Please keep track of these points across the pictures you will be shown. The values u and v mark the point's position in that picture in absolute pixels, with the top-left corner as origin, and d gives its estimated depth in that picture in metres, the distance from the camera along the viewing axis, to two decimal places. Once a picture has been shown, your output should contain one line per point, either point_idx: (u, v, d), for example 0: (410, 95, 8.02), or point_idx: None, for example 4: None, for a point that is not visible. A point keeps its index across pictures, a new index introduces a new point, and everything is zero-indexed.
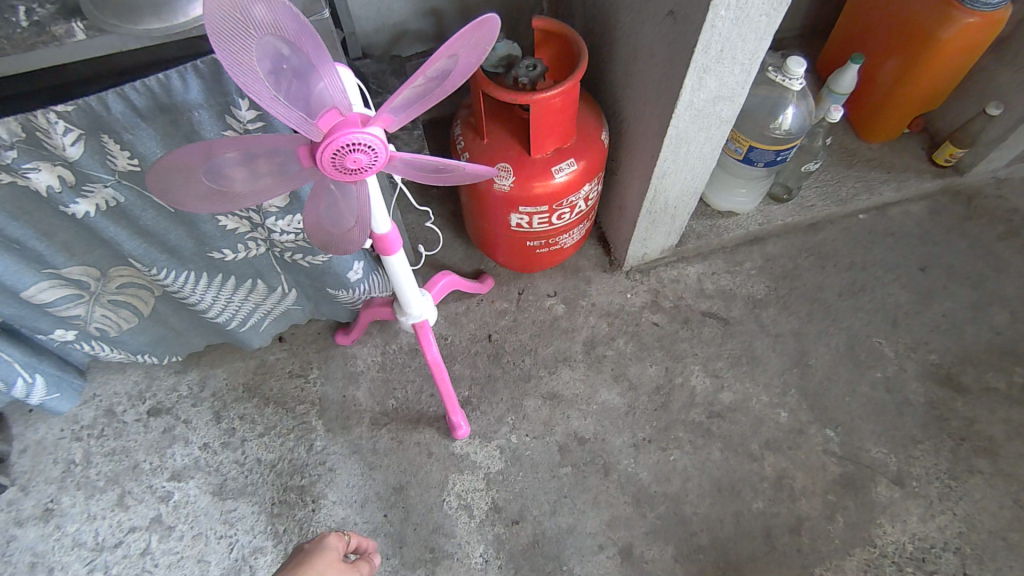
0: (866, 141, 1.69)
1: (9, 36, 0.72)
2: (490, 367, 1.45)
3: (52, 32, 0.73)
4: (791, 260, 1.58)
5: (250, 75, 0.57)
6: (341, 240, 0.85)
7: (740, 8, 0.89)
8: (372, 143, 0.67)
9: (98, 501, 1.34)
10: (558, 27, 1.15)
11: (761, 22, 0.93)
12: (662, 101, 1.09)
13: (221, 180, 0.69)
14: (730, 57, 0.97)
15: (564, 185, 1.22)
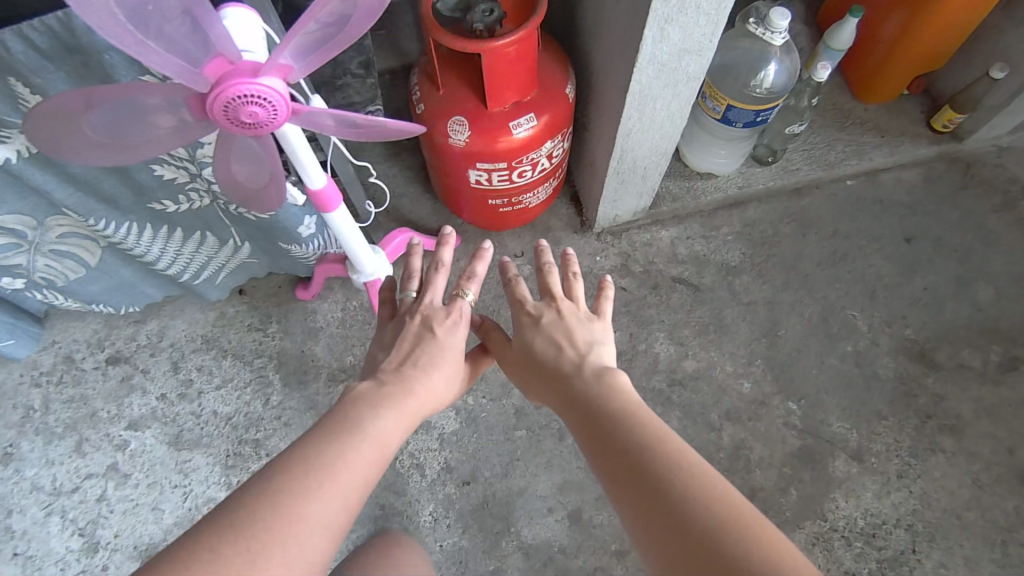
0: (862, 102, 1.59)
1: None
2: None
3: None
4: (770, 226, 1.52)
5: (107, 14, 0.51)
6: (263, 198, 0.82)
7: None
8: (268, 95, 0.62)
9: (57, 447, 1.35)
10: None
11: None
12: (625, 54, 1.01)
13: (111, 131, 0.64)
14: (693, 6, 0.89)
15: (523, 142, 1.15)
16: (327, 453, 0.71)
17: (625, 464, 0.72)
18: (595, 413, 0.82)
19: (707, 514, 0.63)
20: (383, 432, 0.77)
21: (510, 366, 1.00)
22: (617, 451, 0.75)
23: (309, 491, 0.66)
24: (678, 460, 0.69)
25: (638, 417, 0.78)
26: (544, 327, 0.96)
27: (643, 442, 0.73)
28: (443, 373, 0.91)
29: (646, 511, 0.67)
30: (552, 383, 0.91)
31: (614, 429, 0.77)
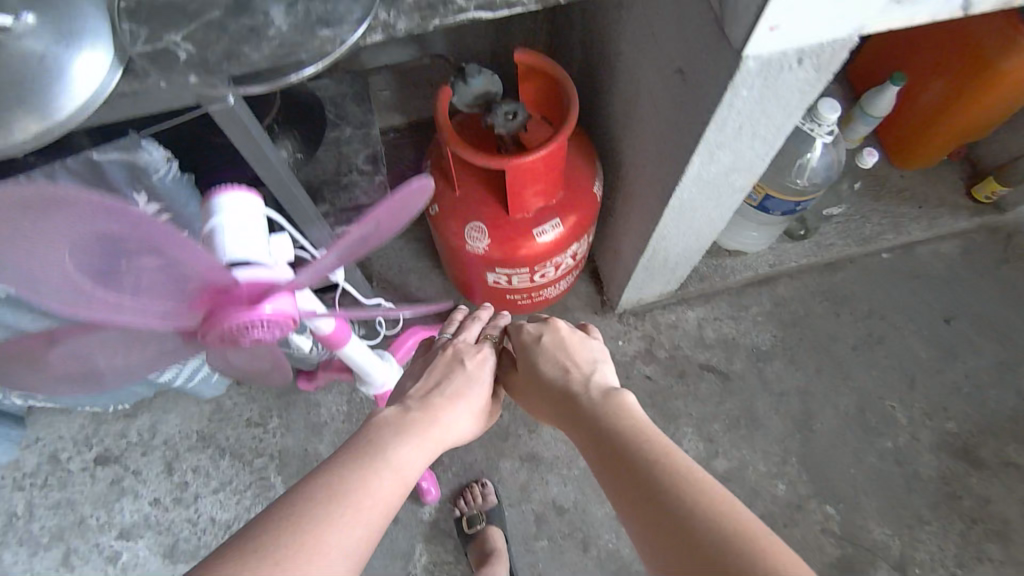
0: (898, 167, 1.49)
1: None
2: None
3: None
4: (802, 304, 1.42)
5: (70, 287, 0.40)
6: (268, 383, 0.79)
7: (768, 87, 0.67)
8: (274, 322, 0.52)
9: (42, 560, 1.26)
10: (546, 64, 0.94)
11: (792, 98, 0.70)
12: (666, 171, 0.89)
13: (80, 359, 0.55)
14: (750, 132, 0.76)
15: (549, 248, 1.04)
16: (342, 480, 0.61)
17: (635, 486, 0.65)
18: (602, 435, 0.75)
19: (728, 534, 0.55)
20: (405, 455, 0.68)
21: (523, 396, 0.94)
22: (627, 468, 0.68)
23: (324, 516, 0.56)
24: (693, 481, 0.62)
25: (647, 435, 0.71)
26: (545, 349, 0.90)
27: (654, 461, 0.66)
28: (468, 399, 0.84)
29: (661, 516, 0.60)
30: (560, 408, 0.84)
31: (623, 453, 0.70)
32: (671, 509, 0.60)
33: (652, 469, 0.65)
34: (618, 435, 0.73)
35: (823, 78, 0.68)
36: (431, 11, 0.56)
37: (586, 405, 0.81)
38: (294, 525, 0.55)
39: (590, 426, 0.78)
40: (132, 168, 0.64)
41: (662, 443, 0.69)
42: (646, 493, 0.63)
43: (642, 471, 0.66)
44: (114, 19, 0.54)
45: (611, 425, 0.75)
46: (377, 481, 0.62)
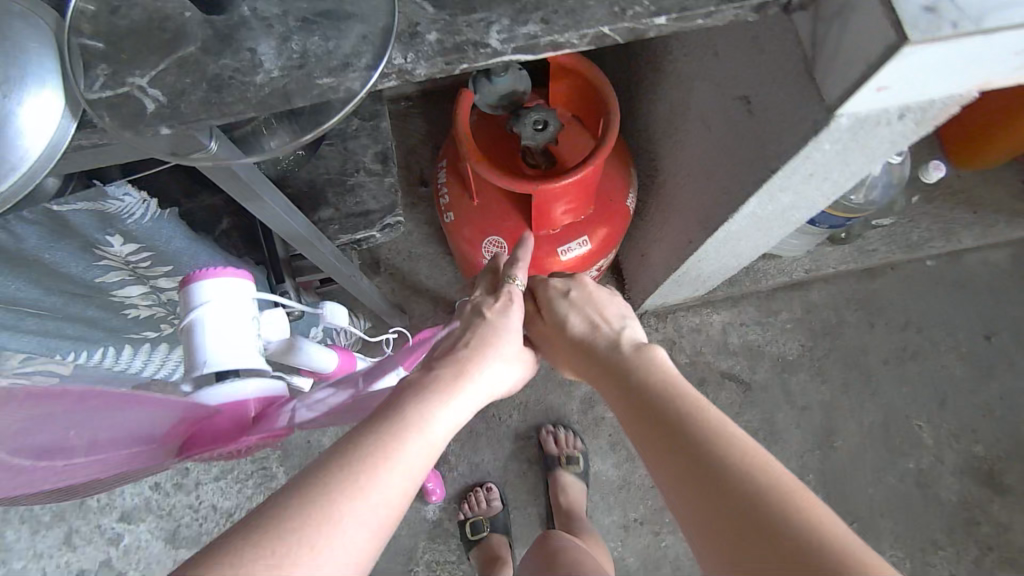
0: (956, 168, 1.36)
1: None
2: (472, 422, 1.28)
3: None
4: (834, 312, 1.33)
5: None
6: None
7: (856, 138, 0.56)
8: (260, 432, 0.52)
9: (44, 538, 1.25)
10: (584, 65, 0.82)
11: (881, 147, 0.59)
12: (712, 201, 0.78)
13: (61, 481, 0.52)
14: (823, 177, 0.65)
15: (575, 265, 0.96)
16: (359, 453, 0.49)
17: (681, 463, 0.53)
18: (637, 398, 0.62)
19: (802, 532, 0.43)
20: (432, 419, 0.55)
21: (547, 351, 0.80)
22: (665, 440, 0.55)
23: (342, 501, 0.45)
24: (747, 456, 0.50)
25: (691, 399, 0.58)
26: (568, 301, 0.77)
27: (700, 434, 0.53)
28: (506, 343, 0.69)
29: (713, 506, 0.48)
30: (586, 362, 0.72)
31: (662, 420, 0.57)
32: (721, 496, 0.48)
33: (699, 445, 0.52)
34: (654, 399, 0.60)
35: (923, 128, 0.57)
36: (460, 53, 0.45)
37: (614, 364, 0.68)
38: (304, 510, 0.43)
39: (620, 385, 0.65)
40: (104, 215, 0.54)
41: (713, 412, 0.56)
42: (692, 474, 0.51)
43: (686, 442, 0.53)
44: (69, 53, 0.43)
45: (646, 386, 0.62)
46: (397, 454, 0.50)
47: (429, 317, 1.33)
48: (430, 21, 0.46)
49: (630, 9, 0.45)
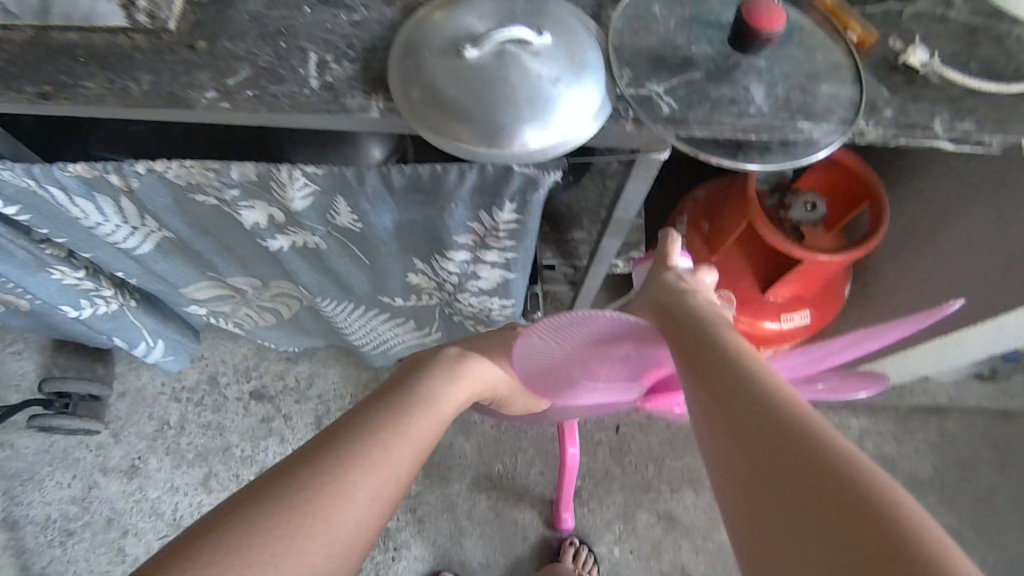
0: None
1: (291, 96, 0.55)
2: (609, 463, 1.30)
3: (344, 104, 0.55)
4: (971, 447, 1.31)
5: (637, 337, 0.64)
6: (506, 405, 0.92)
7: None
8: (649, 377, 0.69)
9: (183, 475, 1.28)
10: (861, 166, 0.92)
11: None
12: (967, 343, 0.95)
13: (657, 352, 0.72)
14: None
15: (794, 332, 1.01)
16: (383, 408, 0.63)
17: (745, 435, 0.48)
18: (722, 418, 0.51)
19: (823, 450, 0.43)
20: (422, 421, 0.63)
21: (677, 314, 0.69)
22: (703, 385, 0.55)
23: (376, 443, 0.58)
24: (812, 435, 0.45)
25: (791, 422, 0.46)
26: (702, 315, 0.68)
27: (765, 401, 0.49)
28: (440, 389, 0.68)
29: (735, 446, 0.48)
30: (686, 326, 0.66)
31: (706, 359, 0.58)
32: (771, 464, 0.44)
33: (775, 426, 0.46)
34: (733, 404, 0.51)
35: None
36: (909, 131, 0.56)
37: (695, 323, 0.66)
38: (300, 495, 0.51)
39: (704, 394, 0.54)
40: (531, 182, 0.64)
41: (809, 418, 0.46)
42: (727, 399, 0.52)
43: (748, 415, 0.49)
44: (607, 54, 0.56)
45: (706, 346, 0.60)
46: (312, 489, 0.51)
47: None
48: (886, 100, 0.57)
49: None
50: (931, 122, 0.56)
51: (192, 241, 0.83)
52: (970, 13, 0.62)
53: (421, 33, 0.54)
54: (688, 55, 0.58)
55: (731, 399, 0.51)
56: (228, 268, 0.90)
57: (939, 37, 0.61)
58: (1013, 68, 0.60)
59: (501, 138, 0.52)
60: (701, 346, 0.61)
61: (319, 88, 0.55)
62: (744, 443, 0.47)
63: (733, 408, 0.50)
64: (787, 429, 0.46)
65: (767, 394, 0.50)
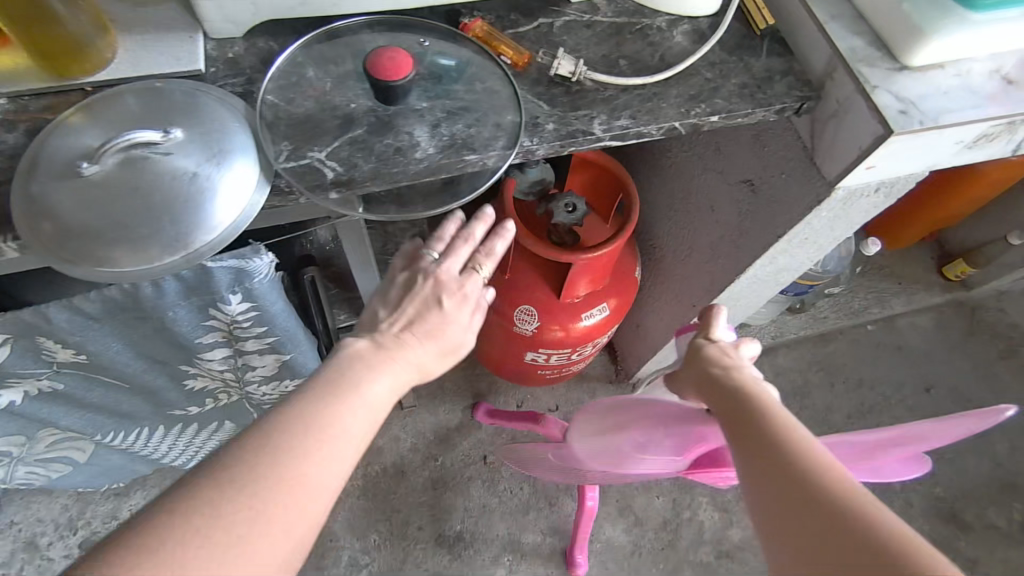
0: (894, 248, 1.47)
1: None
2: (485, 497, 1.26)
3: None
4: (800, 375, 1.42)
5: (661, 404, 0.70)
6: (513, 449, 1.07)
7: (841, 210, 0.73)
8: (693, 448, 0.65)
9: None
10: (606, 160, 0.96)
11: (835, 234, 0.79)
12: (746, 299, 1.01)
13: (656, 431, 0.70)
14: (801, 246, 0.82)
15: (600, 324, 1.04)
16: (300, 422, 0.45)
17: (818, 539, 0.40)
18: (781, 515, 0.43)
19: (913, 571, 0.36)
20: (347, 432, 0.47)
21: (701, 375, 0.59)
22: (775, 492, 0.44)
23: (287, 487, 0.42)
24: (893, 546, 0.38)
25: (864, 522, 0.39)
26: (718, 367, 0.58)
27: (838, 490, 0.42)
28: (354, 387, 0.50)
29: (807, 552, 0.40)
30: (718, 388, 0.56)
31: (767, 450, 0.47)
32: None
33: (845, 532, 0.39)
34: (796, 493, 0.43)
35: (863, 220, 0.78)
36: (573, 138, 0.59)
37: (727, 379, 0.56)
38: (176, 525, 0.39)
39: (756, 475, 0.46)
40: (239, 272, 0.61)
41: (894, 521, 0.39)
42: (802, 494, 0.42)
43: (816, 513, 0.41)
44: (261, 130, 0.55)
45: (761, 427, 0.49)
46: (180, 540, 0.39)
47: (438, 395, 1.34)
48: (547, 114, 0.59)
49: (693, 109, 0.61)
50: (590, 125, 0.59)
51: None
52: (613, 14, 0.67)
53: (46, 154, 0.51)
54: (348, 114, 0.57)
55: (795, 486, 0.43)
56: None
57: (588, 42, 0.64)
58: (658, 57, 0.64)
59: (145, 245, 0.48)
60: (739, 409, 0.52)
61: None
62: (816, 549, 0.40)
63: (798, 501, 0.42)
64: (857, 535, 0.39)
65: (831, 481, 0.42)
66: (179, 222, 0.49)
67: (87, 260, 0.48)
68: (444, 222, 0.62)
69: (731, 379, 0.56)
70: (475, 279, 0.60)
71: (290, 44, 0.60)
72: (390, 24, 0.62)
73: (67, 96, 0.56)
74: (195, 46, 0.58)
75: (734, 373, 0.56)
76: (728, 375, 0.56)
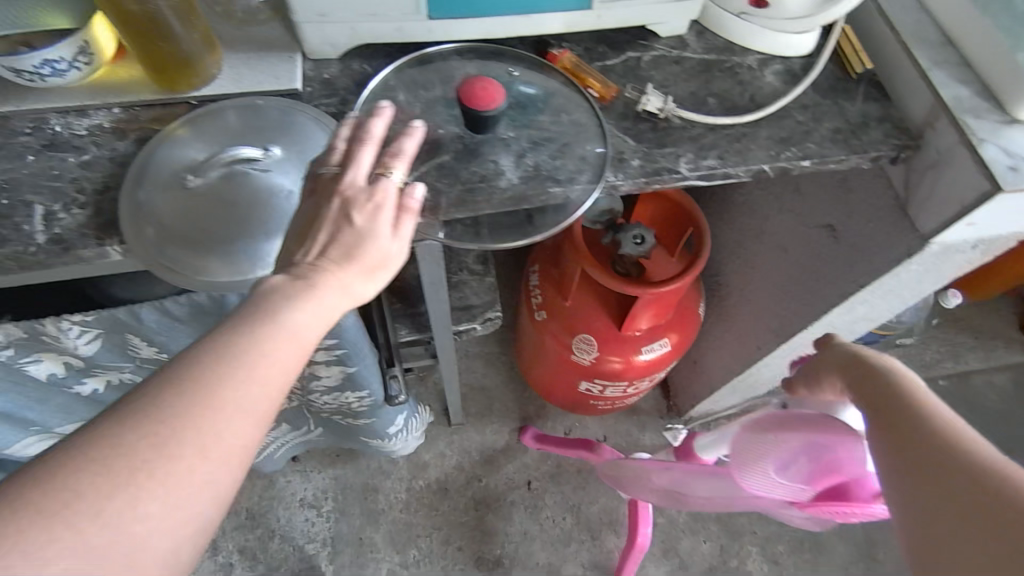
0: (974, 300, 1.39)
1: (17, 254, 0.51)
2: (527, 523, 1.25)
3: (77, 253, 0.52)
4: None
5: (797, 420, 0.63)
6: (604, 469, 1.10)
7: (933, 263, 0.69)
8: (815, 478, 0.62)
9: None
10: (677, 194, 0.95)
11: (923, 287, 0.75)
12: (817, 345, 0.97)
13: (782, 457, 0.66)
14: (885, 297, 0.78)
15: (659, 358, 1.02)
16: (214, 352, 0.41)
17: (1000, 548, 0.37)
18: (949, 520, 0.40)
19: None
20: (280, 360, 0.42)
21: (845, 368, 0.56)
22: (944, 497, 0.41)
23: (196, 416, 0.39)
24: None
25: None
26: (863, 359, 0.55)
27: (1011, 493, 0.39)
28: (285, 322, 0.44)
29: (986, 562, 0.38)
30: (868, 380, 0.52)
31: (926, 448, 0.44)
32: None
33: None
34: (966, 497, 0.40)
35: (955, 274, 0.73)
36: (658, 176, 0.58)
37: (873, 374, 0.52)
38: (89, 466, 0.36)
39: (912, 475, 0.44)
40: None
41: None
42: (978, 501, 0.39)
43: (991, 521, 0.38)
44: None
45: (918, 423, 0.46)
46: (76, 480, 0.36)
47: (486, 416, 1.34)
48: (632, 150, 0.59)
49: (783, 153, 0.60)
50: (676, 164, 0.59)
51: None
52: (703, 51, 0.66)
53: (155, 164, 0.53)
54: (436, 139, 0.58)
55: (965, 486, 0.40)
56: (54, 420, 0.81)
57: (676, 79, 0.64)
58: (747, 97, 0.63)
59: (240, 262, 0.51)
60: (889, 402, 0.49)
61: (48, 241, 0.52)
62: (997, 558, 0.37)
63: (971, 504, 0.40)
64: None
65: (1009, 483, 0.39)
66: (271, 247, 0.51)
67: (185, 271, 0.51)
68: (374, 120, 0.53)
69: (880, 370, 0.52)
70: (387, 181, 0.50)
71: (383, 67, 0.62)
72: (480, 51, 0.63)
73: (172, 109, 0.58)
74: (293, 65, 0.60)
75: (878, 365, 0.53)
76: (871, 368, 0.53)
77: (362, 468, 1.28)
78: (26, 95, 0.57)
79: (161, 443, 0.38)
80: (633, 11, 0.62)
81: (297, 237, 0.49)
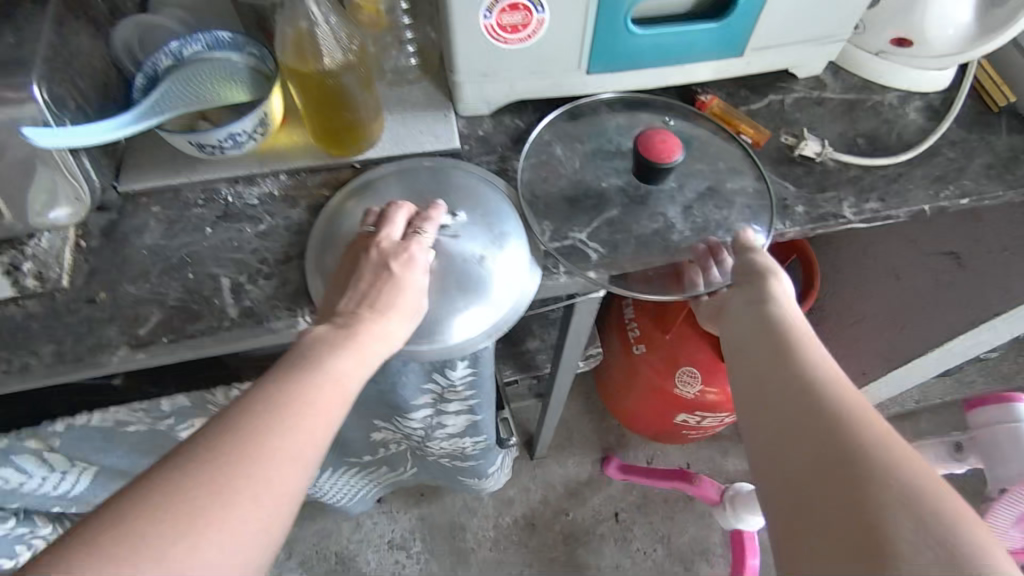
0: None
1: (214, 329, 0.51)
2: (618, 556, 1.25)
3: (271, 326, 0.52)
4: None
5: None
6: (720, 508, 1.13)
7: None
8: None
9: None
10: None
11: None
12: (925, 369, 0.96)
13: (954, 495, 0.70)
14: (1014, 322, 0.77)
15: None
16: (259, 400, 0.40)
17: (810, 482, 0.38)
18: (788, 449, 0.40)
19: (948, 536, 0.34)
20: (325, 405, 0.42)
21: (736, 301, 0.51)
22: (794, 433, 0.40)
23: (245, 460, 0.38)
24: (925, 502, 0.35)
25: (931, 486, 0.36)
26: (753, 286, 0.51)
27: (867, 441, 0.38)
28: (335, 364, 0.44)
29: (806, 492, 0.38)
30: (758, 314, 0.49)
31: (797, 392, 0.42)
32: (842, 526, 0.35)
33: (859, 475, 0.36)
34: (812, 437, 0.39)
35: None
36: (824, 221, 0.58)
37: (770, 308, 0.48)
38: (152, 507, 0.35)
39: (772, 413, 0.42)
40: None
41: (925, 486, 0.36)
42: (840, 459, 0.37)
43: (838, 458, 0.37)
44: (523, 211, 0.57)
45: (790, 365, 0.43)
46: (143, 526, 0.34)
47: (568, 447, 1.35)
48: (795, 196, 0.59)
49: (943, 192, 0.60)
50: (840, 208, 0.59)
51: (132, 467, 0.75)
52: (843, 90, 0.67)
53: (335, 232, 0.54)
54: (601, 193, 0.58)
55: (822, 425, 0.39)
56: None
57: (823, 120, 0.64)
58: (895, 136, 0.64)
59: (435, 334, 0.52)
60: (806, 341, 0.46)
61: (240, 314, 0.52)
62: (811, 490, 0.37)
63: (819, 445, 0.39)
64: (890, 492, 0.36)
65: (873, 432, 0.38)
66: (469, 319, 0.52)
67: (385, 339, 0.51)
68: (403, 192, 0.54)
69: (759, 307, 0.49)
70: (417, 239, 0.50)
71: (535, 122, 0.62)
72: (629, 101, 0.63)
73: (338, 173, 0.58)
74: (450, 125, 0.61)
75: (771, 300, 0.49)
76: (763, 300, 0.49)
77: (447, 506, 1.30)
78: (195, 167, 0.58)
79: (217, 489, 0.37)
80: (782, 56, 0.62)
81: (337, 288, 0.49)
